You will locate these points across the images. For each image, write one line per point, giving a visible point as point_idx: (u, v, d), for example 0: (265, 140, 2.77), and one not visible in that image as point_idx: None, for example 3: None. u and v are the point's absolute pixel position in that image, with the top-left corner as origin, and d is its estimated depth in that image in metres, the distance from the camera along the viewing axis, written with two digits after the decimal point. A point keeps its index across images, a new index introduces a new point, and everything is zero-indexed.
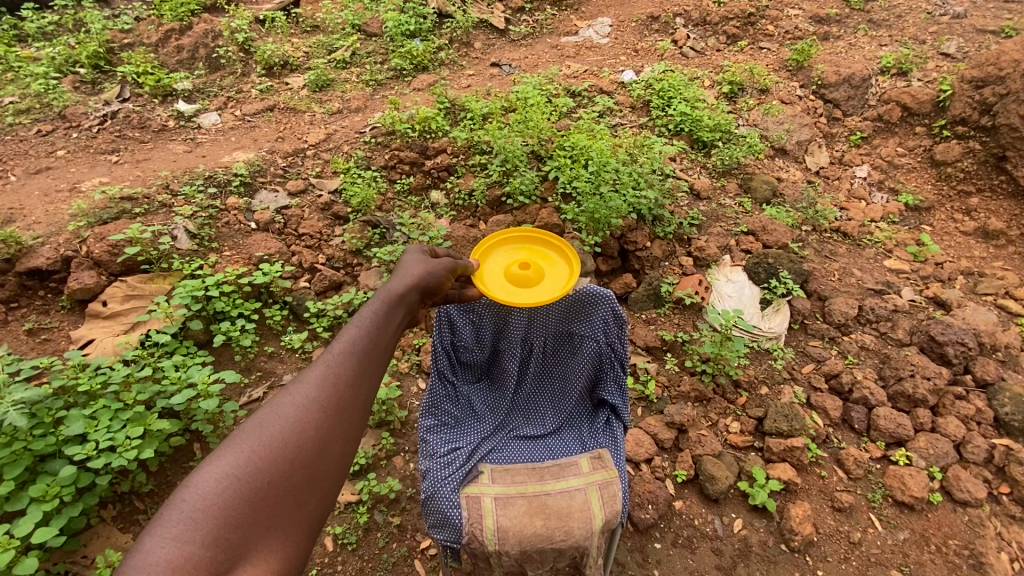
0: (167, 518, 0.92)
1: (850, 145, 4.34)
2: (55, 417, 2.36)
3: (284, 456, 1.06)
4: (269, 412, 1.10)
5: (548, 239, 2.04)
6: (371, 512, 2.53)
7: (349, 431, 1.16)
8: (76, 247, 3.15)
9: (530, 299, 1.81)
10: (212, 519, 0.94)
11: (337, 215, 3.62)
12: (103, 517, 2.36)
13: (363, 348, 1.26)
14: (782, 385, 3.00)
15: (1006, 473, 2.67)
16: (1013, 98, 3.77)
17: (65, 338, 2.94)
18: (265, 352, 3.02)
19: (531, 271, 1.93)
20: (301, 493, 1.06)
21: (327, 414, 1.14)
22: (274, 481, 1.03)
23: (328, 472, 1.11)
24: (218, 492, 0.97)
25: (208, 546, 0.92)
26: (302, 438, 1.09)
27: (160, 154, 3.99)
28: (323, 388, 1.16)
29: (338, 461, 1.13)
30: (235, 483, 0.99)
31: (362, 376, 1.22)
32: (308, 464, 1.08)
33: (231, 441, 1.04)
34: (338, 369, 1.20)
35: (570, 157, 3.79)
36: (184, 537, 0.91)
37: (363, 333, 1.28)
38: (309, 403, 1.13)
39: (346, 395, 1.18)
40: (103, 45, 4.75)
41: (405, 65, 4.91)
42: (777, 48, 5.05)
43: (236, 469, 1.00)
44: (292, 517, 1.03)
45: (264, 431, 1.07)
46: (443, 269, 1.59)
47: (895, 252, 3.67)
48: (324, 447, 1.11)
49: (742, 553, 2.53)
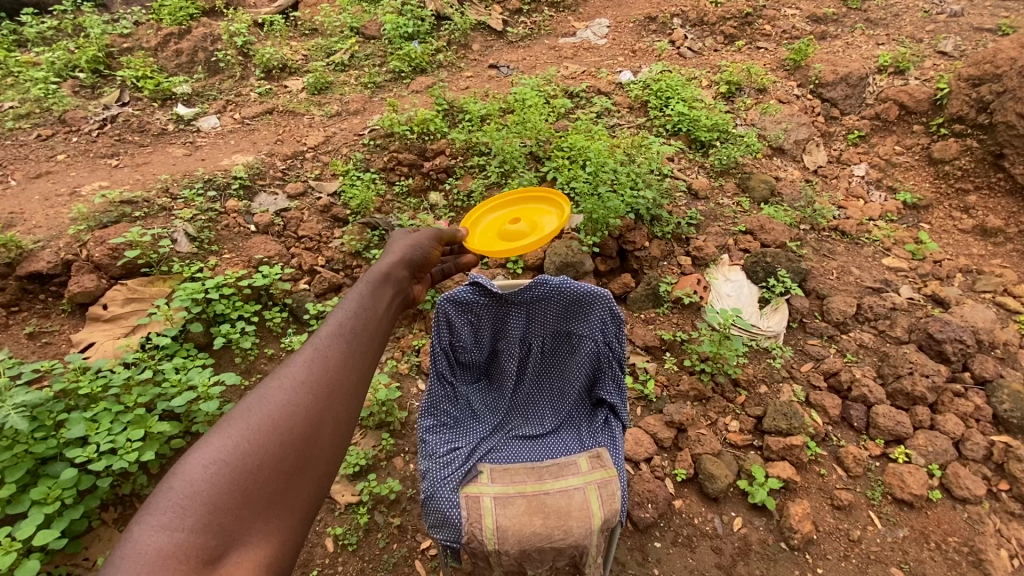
0: (154, 507, 0.91)
1: (847, 144, 4.35)
2: (56, 420, 2.37)
3: (274, 439, 1.04)
4: (257, 397, 1.09)
5: (525, 201, 2.30)
6: (371, 512, 2.54)
7: (342, 411, 1.14)
8: (76, 251, 3.16)
9: (532, 239, 1.99)
10: (201, 505, 0.93)
11: (336, 217, 3.64)
12: (103, 520, 2.37)
13: (352, 331, 1.25)
14: (781, 384, 3.01)
15: (1006, 470, 2.68)
16: (1010, 96, 3.77)
17: (65, 341, 2.95)
18: (264, 354, 3.03)
19: (522, 226, 2.14)
20: (295, 476, 1.04)
21: (317, 394, 1.12)
22: (264, 464, 1.01)
23: (321, 453, 1.09)
24: (206, 478, 0.95)
25: (199, 531, 0.90)
26: (292, 420, 1.07)
27: (160, 158, 4.01)
28: (313, 370, 1.15)
29: (333, 443, 1.11)
30: (224, 468, 0.98)
31: (353, 357, 1.21)
32: (300, 445, 1.06)
33: (218, 427, 1.03)
34: (327, 352, 1.19)
35: (568, 158, 3.80)
36: (172, 524, 0.89)
37: (352, 316, 1.28)
38: (299, 386, 1.12)
39: (337, 375, 1.17)
40: (102, 50, 4.77)
41: (404, 67, 4.93)
42: (774, 48, 5.06)
43: (224, 454, 0.99)
44: (286, 500, 1.02)
45: (253, 416, 1.06)
46: (422, 250, 1.68)
47: (894, 250, 3.68)
48: (316, 428, 1.09)
49: (742, 551, 2.53)
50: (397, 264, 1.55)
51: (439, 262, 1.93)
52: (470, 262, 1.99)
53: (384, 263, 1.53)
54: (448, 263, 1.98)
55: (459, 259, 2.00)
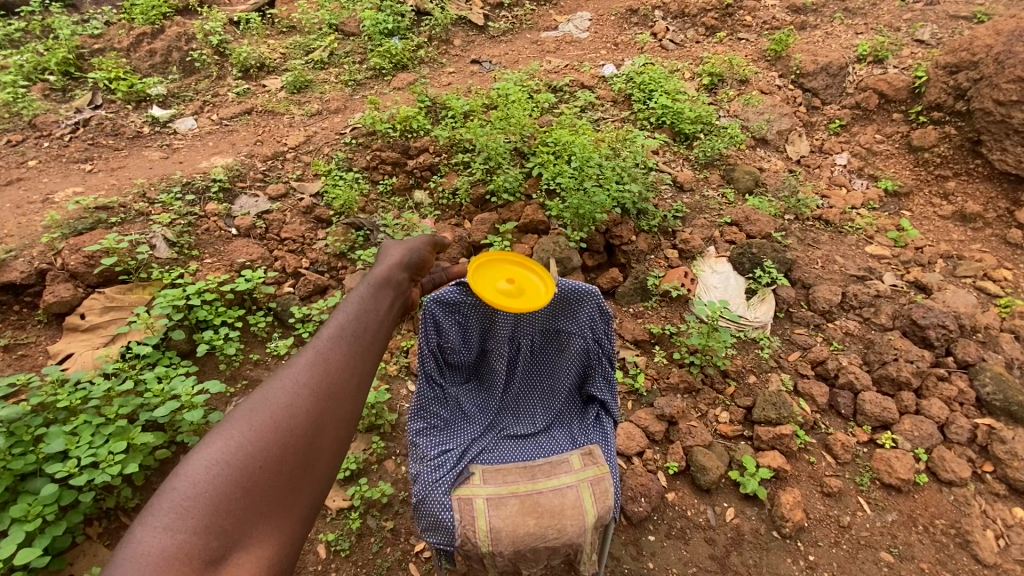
0: (156, 507, 0.90)
1: (829, 134, 4.39)
2: (34, 434, 2.31)
3: (278, 436, 1.03)
4: (261, 391, 1.08)
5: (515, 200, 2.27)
6: (364, 517, 2.51)
7: (349, 407, 1.13)
8: (50, 260, 3.08)
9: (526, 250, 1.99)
10: (204, 505, 0.91)
11: (319, 218, 3.59)
12: (88, 535, 2.31)
13: (360, 323, 1.25)
14: (770, 374, 3.03)
15: (990, 452, 2.72)
16: (986, 83, 3.82)
17: (42, 353, 2.87)
18: (250, 360, 2.97)
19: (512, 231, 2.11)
20: (298, 475, 1.02)
21: (321, 391, 1.11)
22: (267, 461, 1.00)
23: (327, 449, 1.08)
24: (208, 477, 0.94)
25: (200, 533, 0.89)
26: (297, 416, 1.06)
27: (136, 161, 3.92)
28: (315, 369, 1.12)
29: (337, 441, 1.10)
30: (228, 465, 0.96)
31: (357, 354, 1.19)
32: (305, 443, 1.05)
33: (221, 426, 1.02)
34: (335, 345, 1.19)
35: (553, 153, 3.77)
36: (174, 526, 0.88)
37: (356, 311, 1.27)
38: (303, 382, 1.10)
39: (344, 370, 1.16)
40: (73, 51, 4.64)
41: (384, 63, 4.87)
42: (754, 38, 5.07)
43: (227, 451, 0.97)
44: (290, 500, 1.00)
45: (256, 414, 1.04)
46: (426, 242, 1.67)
47: (877, 238, 3.71)
48: (321, 424, 1.08)
49: (735, 541, 2.54)
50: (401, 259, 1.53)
51: (431, 273, 1.87)
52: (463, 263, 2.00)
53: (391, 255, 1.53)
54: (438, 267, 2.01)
55: (448, 268, 1.95)
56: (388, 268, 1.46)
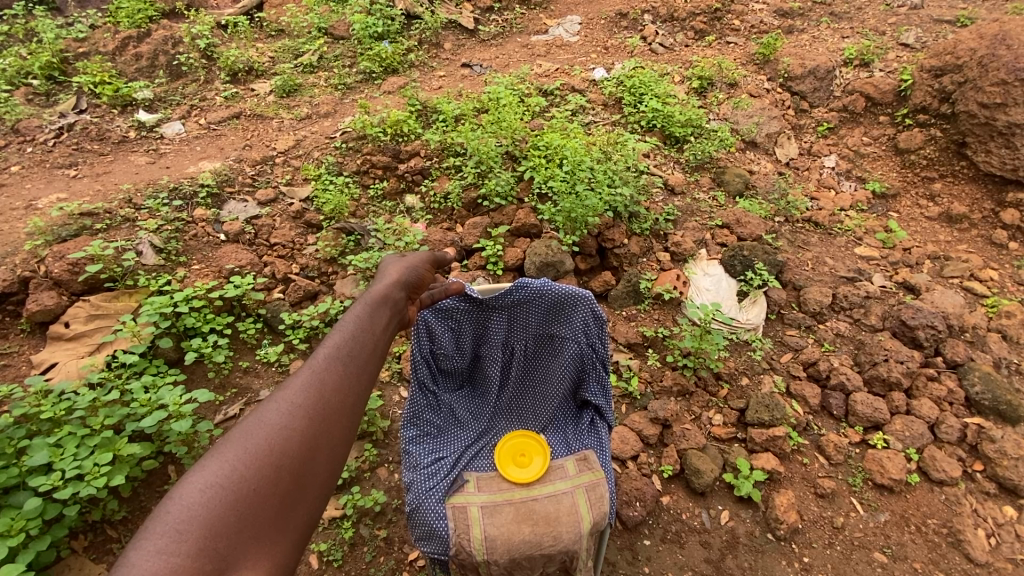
0: (150, 533, 0.94)
1: (818, 136, 4.41)
2: (16, 447, 2.25)
3: (268, 462, 1.09)
4: (253, 420, 1.14)
5: None
6: (357, 526, 2.47)
7: (336, 437, 1.20)
8: (33, 268, 3.02)
9: None
10: (197, 530, 0.96)
11: (309, 223, 3.56)
12: (73, 548, 2.28)
13: (347, 353, 1.32)
14: (762, 376, 3.04)
15: (979, 450, 2.74)
16: (971, 86, 3.87)
17: (25, 362, 2.81)
18: (239, 368, 2.93)
19: None
20: (289, 500, 1.09)
21: (314, 418, 1.18)
22: (258, 488, 1.05)
23: (315, 475, 1.14)
24: (203, 501, 0.99)
25: (195, 557, 0.93)
26: (287, 443, 1.13)
27: (122, 166, 3.86)
28: (309, 393, 1.21)
29: (327, 466, 1.17)
30: (221, 492, 1.02)
31: (347, 380, 1.27)
32: (293, 470, 1.11)
33: (217, 452, 1.07)
34: (322, 373, 1.25)
35: (545, 157, 3.77)
36: (168, 550, 0.92)
37: (348, 337, 1.35)
38: (296, 408, 1.18)
39: (331, 400, 1.22)
40: (56, 54, 4.56)
41: (374, 67, 4.85)
42: (743, 42, 5.11)
43: (220, 478, 1.03)
44: (281, 525, 1.06)
45: (251, 439, 1.11)
46: (419, 265, 1.74)
47: (866, 240, 3.74)
48: (309, 450, 1.15)
49: (730, 544, 2.54)
50: (395, 284, 1.61)
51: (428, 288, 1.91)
52: (456, 286, 1.95)
53: (380, 283, 1.59)
54: (436, 289, 1.96)
55: (447, 284, 1.97)
56: (381, 294, 1.55)
